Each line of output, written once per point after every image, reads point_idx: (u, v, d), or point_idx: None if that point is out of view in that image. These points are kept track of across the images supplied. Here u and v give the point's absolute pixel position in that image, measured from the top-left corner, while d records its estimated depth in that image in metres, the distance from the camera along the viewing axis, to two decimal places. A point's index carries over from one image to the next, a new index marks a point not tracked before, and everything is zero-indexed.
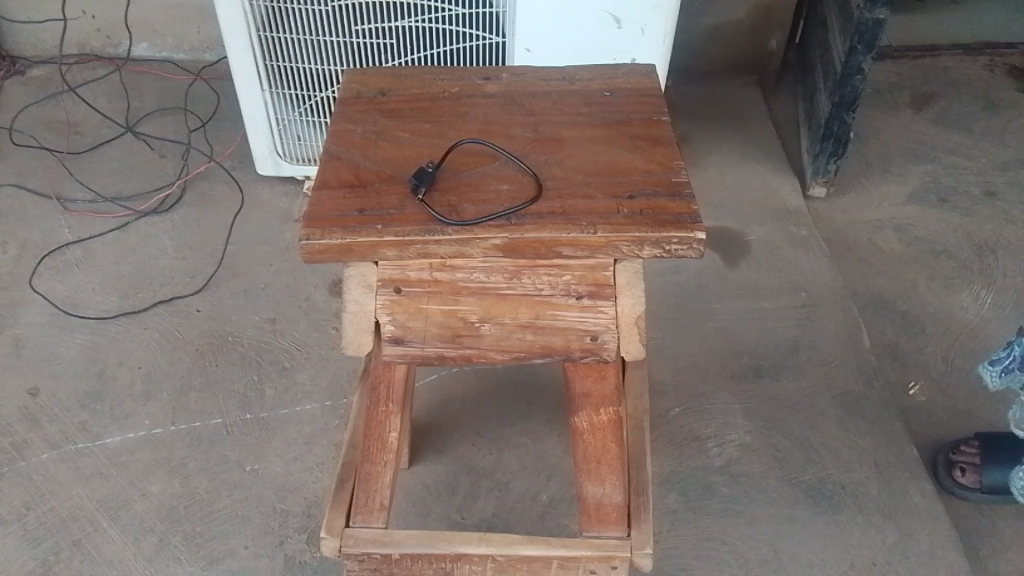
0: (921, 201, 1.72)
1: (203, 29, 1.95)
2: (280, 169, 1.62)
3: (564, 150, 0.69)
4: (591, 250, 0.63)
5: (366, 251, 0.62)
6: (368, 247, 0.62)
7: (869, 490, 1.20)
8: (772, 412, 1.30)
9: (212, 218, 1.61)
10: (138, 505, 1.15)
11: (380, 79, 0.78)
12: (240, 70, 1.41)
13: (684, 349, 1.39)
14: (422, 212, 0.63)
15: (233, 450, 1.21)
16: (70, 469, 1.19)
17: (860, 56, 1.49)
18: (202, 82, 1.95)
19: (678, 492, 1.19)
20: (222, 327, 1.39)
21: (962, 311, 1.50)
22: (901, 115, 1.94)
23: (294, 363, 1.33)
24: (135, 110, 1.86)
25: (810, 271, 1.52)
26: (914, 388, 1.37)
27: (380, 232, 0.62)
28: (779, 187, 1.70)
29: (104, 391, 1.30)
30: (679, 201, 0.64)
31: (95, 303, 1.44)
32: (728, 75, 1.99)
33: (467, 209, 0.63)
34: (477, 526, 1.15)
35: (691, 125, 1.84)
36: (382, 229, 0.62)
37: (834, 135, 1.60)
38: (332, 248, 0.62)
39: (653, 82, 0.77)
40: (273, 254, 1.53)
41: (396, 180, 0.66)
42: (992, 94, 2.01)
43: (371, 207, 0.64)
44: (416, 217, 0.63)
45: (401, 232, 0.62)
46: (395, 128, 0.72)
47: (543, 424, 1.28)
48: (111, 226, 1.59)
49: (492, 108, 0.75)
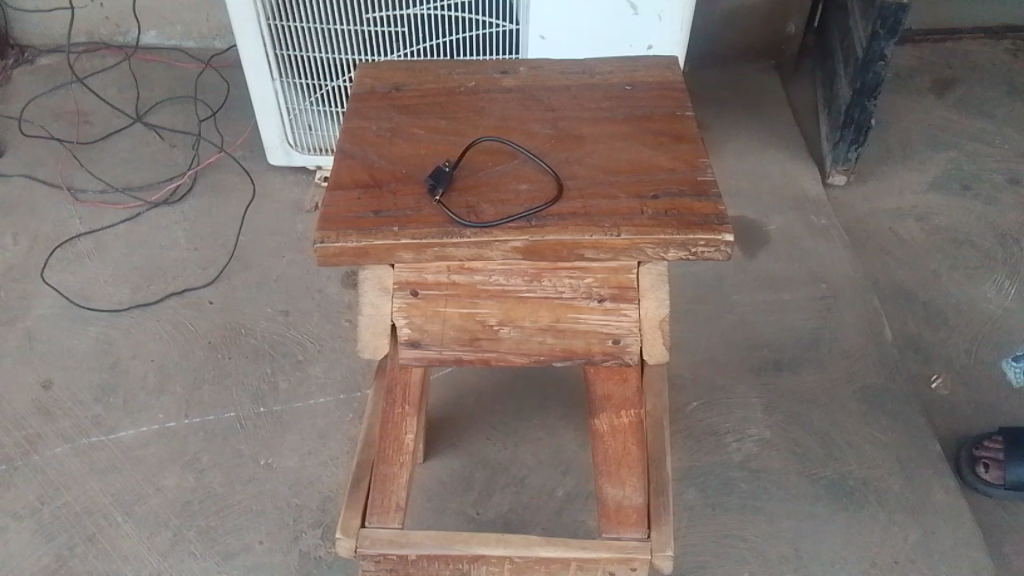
0: (942, 188, 1.69)
1: (213, 16, 1.92)
2: (292, 159, 1.60)
3: (585, 147, 0.67)
4: (614, 253, 0.61)
5: (383, 253, 0.61)
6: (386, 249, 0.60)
7: (891, 486, 1.18)
8: (791, 406, 1.28)
9: (223, 208, 1.60)
10: (152, 500, 1.14)
11: (394, 73, 0.77)
12: (251, 60, 1.39)
13: (702, 341, 1.37)
14: (440, 212, 0.61)
15: (246, 445, 1.21)
16: (85, 463, 1.19)
17: (882, 41, 1.46)
18: (212, 70, 1.93)
19: (696, 487, 1.18)
20: (234, 319, 1.38)
21: (984, 301, 1.47)
22: (922, 100, 1.90)
23: (307, 356, 1.32)
24: (145, 100, 1.85)
25: (830, 261, 1.50)
26: (936, 380, 1.35)
27: (399, 233, 0.60)
28: (798, 175, 1.67)
29: (118, 384, 1.29)
30: (705, 200, 0.62)
31: (107, 295, 1.43)
32: (745, 60, 1.96)
33: (486, 209, 0.62)
34: (493, 522, 1.14)
35: (707, 112, 1.81)
36: (399, 230, 0.60)
37: (854, 122, 1.56)
38: (348, 251, 0.61)
39: (676, 75, 0.75)
40: (285, 245, 1.52)
41: (412, 179, 0.64)
42: (1016, 78, 1.97)
43: (388, 208, 0.62)
44: (434, 217, 0.61)
45: (418, 234, 0.60)
46: (410, 125, 0.70)
47: (559, 418, 1.26)
48: (122, 217, 1.58)
49: (510, 103, 0.73)
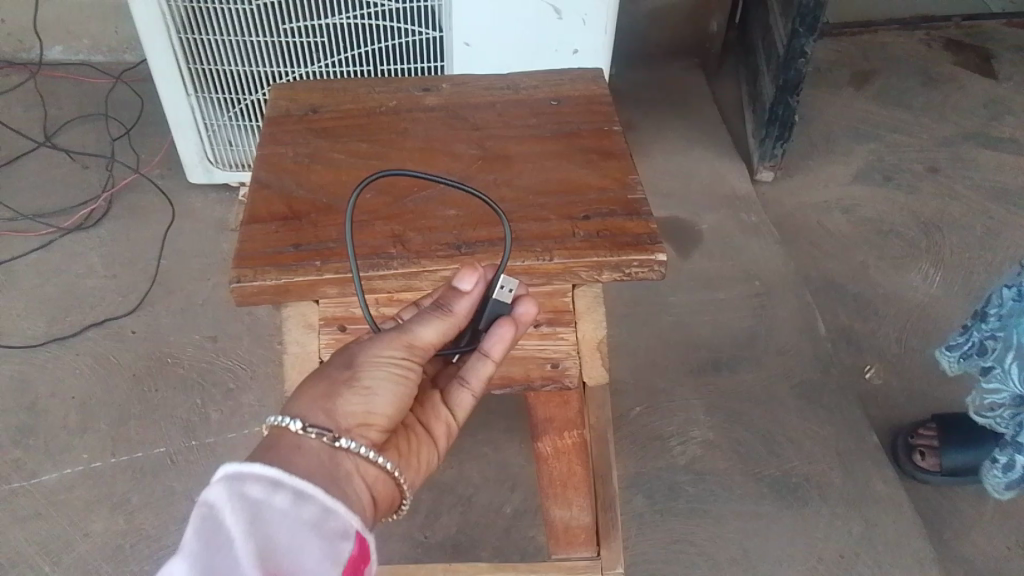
0: (866, 180, 1.72)
1: (121, 29, 1.85)
2: (213, 176, 1.54)
3: (514, 167, 0.67)
4: (548, 277, 0.61)
5: (408, 330, 0.56)
6: (433, 339, 0.56)
7: (832, 481, 1.19)
8: (733, 406, 1.29)
9: (142, 232, 1.53)
10: (80, 546, 1.08)
11: (311, 93, 0.76)
12: (162, 75, 1.31)
13: (641, 345, 1.37)
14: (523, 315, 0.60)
15: (178, 482, 1.15)
16: (5, 513, 1.12)
17: (802, 38, 1.49)
18: (123, 86, 1.86)
19: (643, 495, 1.17)
20: (159, 349, 1.32)
21: (912, 290, 1.50)
22: (843, 93, 1.94)
23: (238, 383, 1.27)
24: (53, 120, 1.76)
25: (762, 258, 1.51)
26: (870, 371, 1.37)
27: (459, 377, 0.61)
28: (727, 171, 1.69)
29: (37, 425, 1.22)
30: (637, 220, 0.62)
31: (22, 330, 1.35)
32: (670, 60, 1.98)
33: (395, 256, 0.61)
34: (440, 545, 1.11)
35: (635, 112, 1.82)
36: (442, 340, 0.57)
37: (779, 119, 1.59)
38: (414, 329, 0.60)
39: (602, 89, 0.76)
40: (210, 267, 1.46)
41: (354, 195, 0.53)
42: (931, 68, 2.03)
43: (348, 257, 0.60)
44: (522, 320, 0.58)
45: (496, 353, 0.58)
46: (329, 149, 0.70)
47: (503, 433, 1.24)
48: (34, 246, 1.50)
49: (434, 122, 0.72)
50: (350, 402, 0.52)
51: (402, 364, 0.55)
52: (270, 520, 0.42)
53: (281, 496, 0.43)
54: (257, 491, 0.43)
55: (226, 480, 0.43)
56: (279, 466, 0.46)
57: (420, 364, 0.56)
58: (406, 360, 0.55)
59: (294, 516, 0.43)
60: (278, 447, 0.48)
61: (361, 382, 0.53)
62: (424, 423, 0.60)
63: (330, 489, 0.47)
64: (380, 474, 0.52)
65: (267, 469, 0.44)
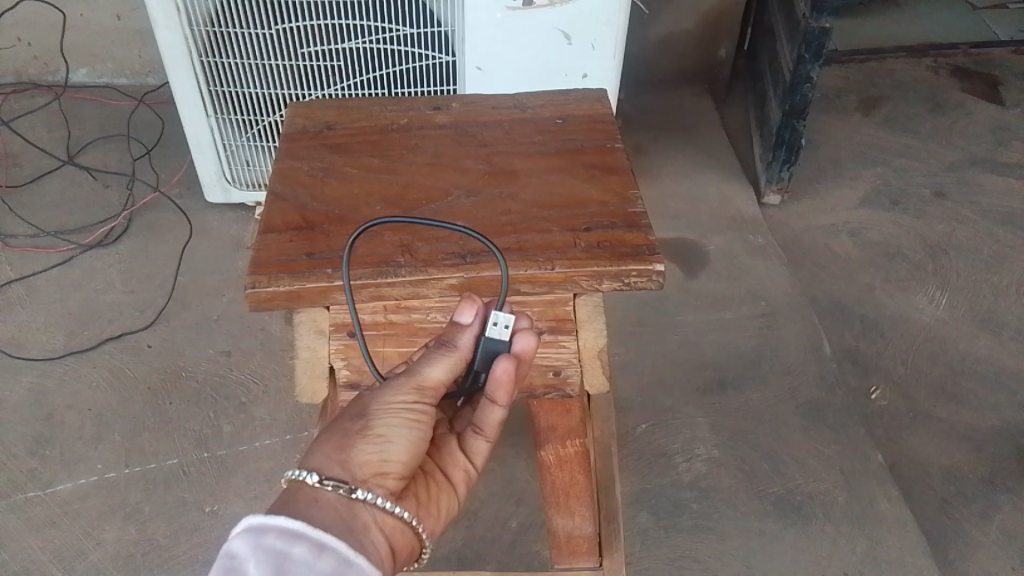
0: (873, 204, 1.74)
1: (144, 53, 1.91)
2: (230, 195, 1.57)
3: (519, 181, 0.70)
4: (550, 285, 0.64)
5: (417, 373, 0.59)
6: (441, 377, 0.59)
7: (836, 499, 1.20)
8: (737, 424, 1.30)
9: (160, 249, 1.56)
10: (92, 554, 1.10)
11: (326, 111, 0.79)
12: (183, 97, 1.35)
13: (648, 363, 1.39)
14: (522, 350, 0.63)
15: (190, 492, 1.17)
16: (21, 520, 1.14)
17: (808, 64, 1.52)
18: (145, 108, 1.91)
19: (648, 511, 1.18)
20: (174, 363, 1.35)
21: (918, 312, 1.51)
22: (850, 118, 1.97)
23: (250, 397, 1.29)
24: (76, 140, 1.81)
25: (767, 279, 1.53)
26: (876, 393, 1.37)
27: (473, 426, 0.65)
28: (734, 195, 1.71)
29: (54, 435, 1.25)
30: (637, 232, 0.65)
31: (41, 343, 1.39)
32: (680, 86, 2.01)
33: (403, 265, 0.63)
34: (445, 558, 1.13)
35: (644, 135, 1.85)
36: (449, 376, 0.60)
37: (786, 143, 1.62)
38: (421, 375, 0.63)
39: (604, 108, 0.79)
40: (226, 284, 1.49)
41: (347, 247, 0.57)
42: (938, 95, 2.05)
43: (357, 266, 0.63)
44: (522, 353, 0.62)
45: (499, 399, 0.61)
46: (343, 164, 0.72)
47: (510, 448, 1.26)
48: (55, 262, 1.54)
49: (443, 138, 0.75)
50: (364, 452, 0.55)
51: (413, 408, 0.58)
52: (287, 568, 0.44)
53: (300, 547, 0.45)
54: (278, 543, 0.45)
55: (250, 532, 0.46)
56: (301, 518, 0.48)
57: (431, 404, 0.59)
58: (418, 404, 0.58)
59: (312, 565, 0.45)
60: (297, 497, 0.51)
61: (374, 431, 0.56)
62: (443, 469, 0.64)
63: (349, 539, 0.49)
64: (397, 524, 0.55)
65: (291, 522, 0.47)
